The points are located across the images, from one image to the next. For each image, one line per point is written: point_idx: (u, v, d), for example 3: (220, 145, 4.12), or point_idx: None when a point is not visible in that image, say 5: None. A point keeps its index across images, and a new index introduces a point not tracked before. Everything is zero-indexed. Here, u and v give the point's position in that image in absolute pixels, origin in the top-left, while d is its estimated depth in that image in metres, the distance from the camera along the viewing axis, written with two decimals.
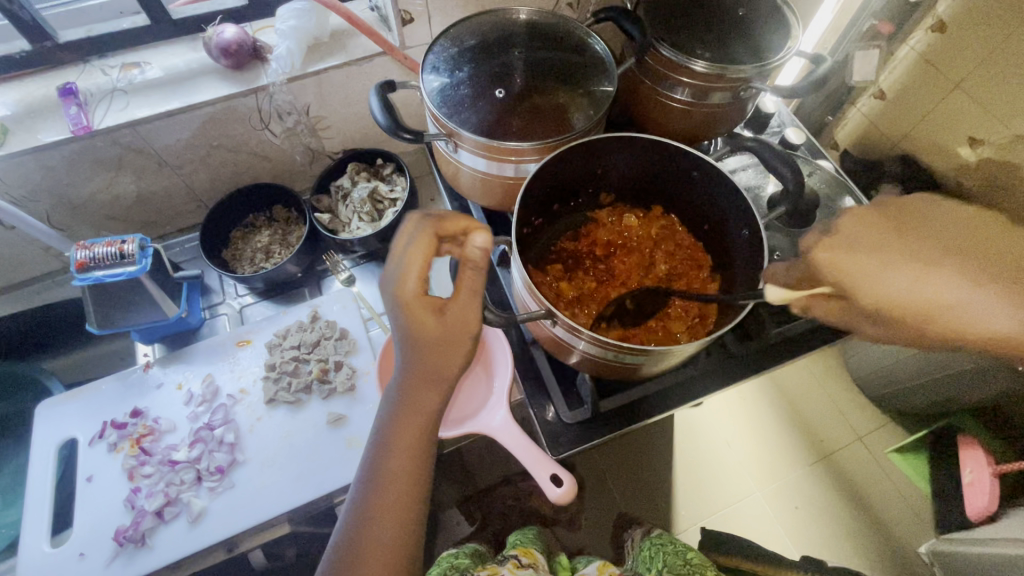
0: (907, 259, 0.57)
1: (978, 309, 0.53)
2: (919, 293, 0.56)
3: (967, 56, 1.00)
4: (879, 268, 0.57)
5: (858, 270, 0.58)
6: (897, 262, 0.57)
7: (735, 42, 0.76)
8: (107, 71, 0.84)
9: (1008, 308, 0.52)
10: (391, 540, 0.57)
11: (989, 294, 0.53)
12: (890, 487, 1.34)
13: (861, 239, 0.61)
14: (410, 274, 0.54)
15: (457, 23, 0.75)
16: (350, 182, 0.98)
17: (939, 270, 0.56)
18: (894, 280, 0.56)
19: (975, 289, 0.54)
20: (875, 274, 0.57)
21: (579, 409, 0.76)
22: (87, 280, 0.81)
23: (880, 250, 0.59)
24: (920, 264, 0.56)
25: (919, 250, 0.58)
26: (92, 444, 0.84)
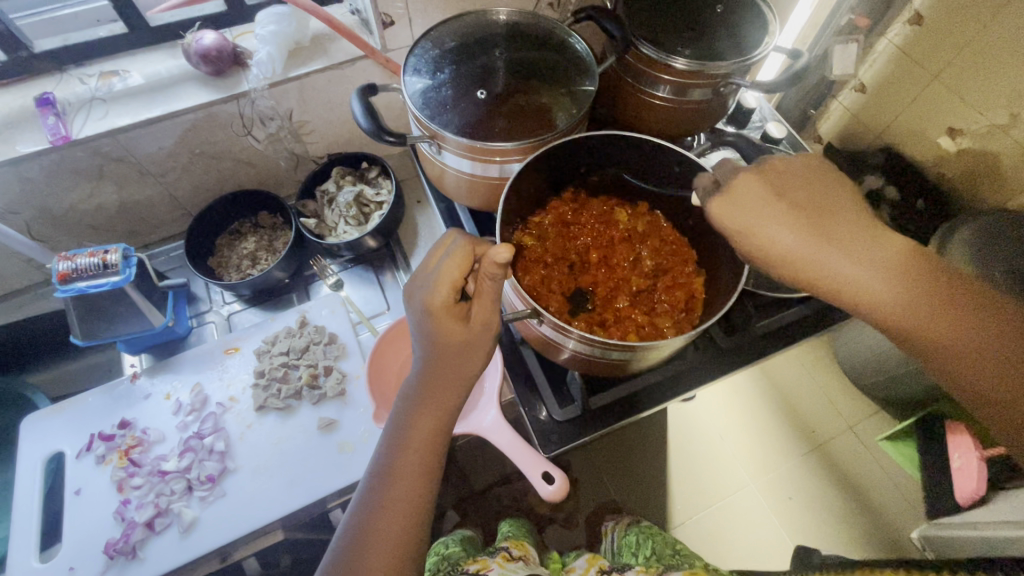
0: (792, 215, 0.54)
1: (843, 270, 0.52)
2: (798, 249, 0.53)
3: (944, 48, 1.02)
4: (759, 217, 0.54)
5: (744, 220, 0.54)
6: (784, 216, 0.53)
7: (714, 38, 0.77)
8: (85, 80, 0.83)
9: (872, 277, 0.52)
10: (392, 548, 0.56)
11: (859, 262, 0.52)
12: (881, 475, 1.36)
13: (755, 192, 0.55)
14: (441, 280, 0.57)
15: (438, 25, 0.76)
16: (335, 186, 0.98)
17: (829, 231, 0.53)
18: (774, 231, 0.53)
19: (848, 257, 0.52)
20: (762, 226, 0.54)
21: (570, 406, 0.77)
22: (69, 291, 0.80)
23: (769, 201, 0.54)
24: (804, 223, 0.53)
25: (808, 210, 0.54)
26: (79, 457, 0.83)
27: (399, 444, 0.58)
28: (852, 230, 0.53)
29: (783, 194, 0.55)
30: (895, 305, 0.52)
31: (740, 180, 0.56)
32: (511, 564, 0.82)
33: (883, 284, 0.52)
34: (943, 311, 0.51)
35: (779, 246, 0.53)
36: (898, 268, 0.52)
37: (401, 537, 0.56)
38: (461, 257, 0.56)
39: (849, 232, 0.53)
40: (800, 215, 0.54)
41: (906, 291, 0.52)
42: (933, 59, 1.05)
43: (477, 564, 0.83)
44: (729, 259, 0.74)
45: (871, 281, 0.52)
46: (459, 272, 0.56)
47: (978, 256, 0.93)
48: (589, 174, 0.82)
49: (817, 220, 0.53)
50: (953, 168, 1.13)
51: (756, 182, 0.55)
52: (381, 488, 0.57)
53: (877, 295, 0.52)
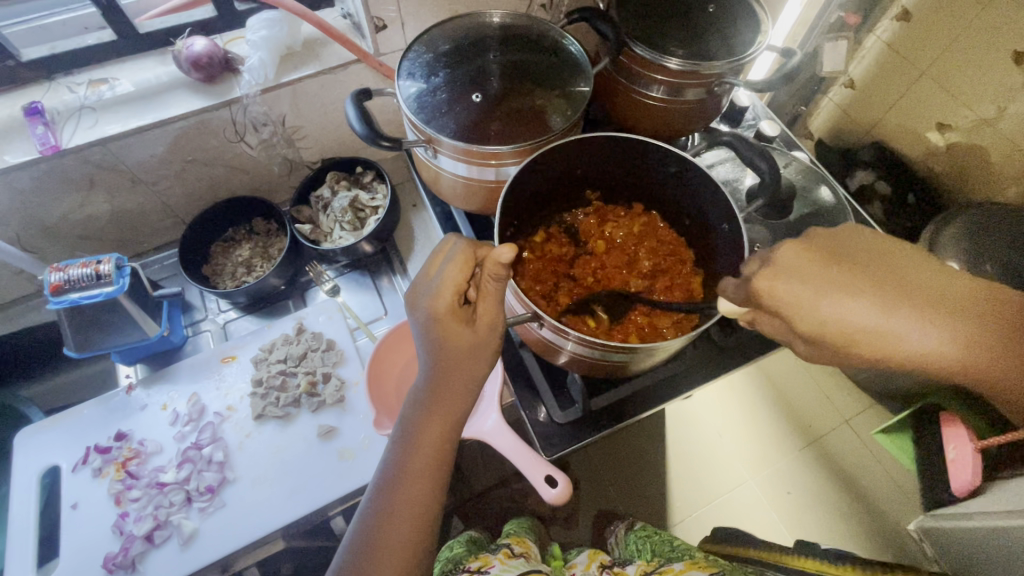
0: (865, 289, 0.48)
1: (923, 342, 0.47)
2: (873, 325, 0.48)
3: (933, 44, 1.03)
4: (820, 294, 0.49)
5: (799, 296, 0.49)
6: (855, 290, 0.48)
7: (708, 38, 0.77)
8: (74, 89, 0.82)
9: (959, 345, 0.47)
10: (404, 549, 0.55)
11: (943, 330, 0.47)
12: (878, 468, 1.37)
13: (802, 259, 0.50)
14: (443, 285, 0.57)
15: (432, 28, 0.75)
16: (330, 192, 0.97)
17: (902, 301, 0.48)
18: (845, 305, 0.48)
19: (933, 326, 0.47)
20: (830, 302, 0.48)
21: (571, 409, 0.77)
22: (62, 302, 0.80)
23: (830, 273, 0.49)
24: (879, 295, 0.48)
25: (874, 276, 0.49)
26: (75, 470, 0.82)
27: (407, 451, 0.58)
28: (923, 289, 0.49)
29: (834, 256, 0.50)
30: (988, 369, 0.48)
31: (785, 251, 0.51)
32: (512, 560, 0.82)
33: (971, 350, 0.47)
34: (1017, 365, 0.49)
35: (849, 322, 0.48)
36: (980, 328, 0.48)
37: (410, 544, 0.55)
38: (461, 261, 0.57)
39: (922, 298, 0.48)
40: (874, 288, 0.48)
41: (997, 353, 0.47)
42: (922, 55, 1.06)
43: (479, 561, 0.83)
44: (727, 258, 0.74)
45: (961, 349, 0.47)
46: (461, 275, 0.57)
47: (972, 251, 0.94)
48: (585, 177, 0.82)
49: (891, 292, 0.48)
50: (941, 163, 1.15)
51: (803, 252, 0.51)
52: (389, 495, 0.57)
53: (966, 362, 0.47)
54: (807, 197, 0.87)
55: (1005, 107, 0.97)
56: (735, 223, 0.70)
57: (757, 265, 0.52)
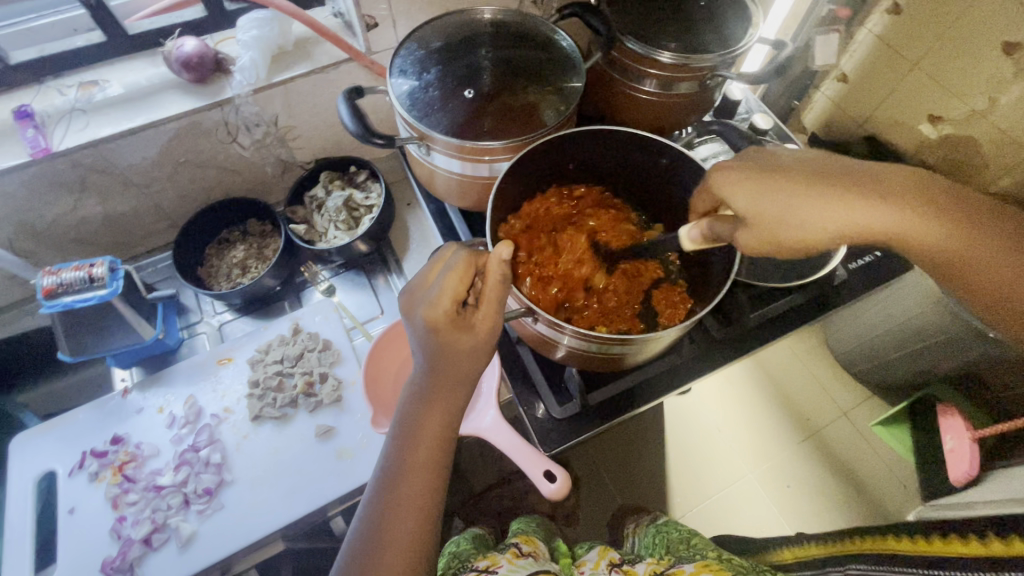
0: (793, 176, 0.56)
1: (870, 215, 0.53)
2: (812, 207, 0.54)
3: (923, 36, 1.03)
4: (758, 190, 0.56)
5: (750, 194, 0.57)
6: (781, 180, 0.56)
7: (700, 32, 0.77)
8: (64, 92, 0.82)
9: (899, 213, 0.53)
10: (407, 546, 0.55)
11: (881, 201, 0.53)
12: (877, 459, 1.37)
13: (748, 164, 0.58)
14: (442, 293, 0.56)
15: (423, 25, 0.75)
16: (324, 191, 0.97)
17: (854, 185, 0.54)
18: (778, 199, 0.55)
19: (871, 199, 0.53)
20: (761, 193, 0.56)
21: (569, 404, 0.76)
22: (56, 307, 0.79)
23: (771, 173, 0.56)
24: (809, 178, 0.55)
25: (826, 170, 0.56)
26: (72, 475, 0.82)
27: (407, 449, 0.58)
28: (864, 175, 0.55)
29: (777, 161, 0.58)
30: (923, 237, 0.52)
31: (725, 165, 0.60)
32: (520, 559, 0.81)
33: (909, 219, 0.52)
34: (964, 232, 0.52)
35: (788, 209, 0.55)
36: (934, 202, 0.53)
37: (417, 543, 0.55)
38: (461, 269, 0.56)
39: (874, 181, 0.54)
40: (802, 175, 0.56)
41: (928, 219, 0.52)
42: (913, 47, 1.06)
43: (487, 561, 0.82)
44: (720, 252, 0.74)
45: (903, 221, 0.52)
46: (462, 284, 0.56)
47: None
48: (577, 171, 0.82)
49: (822, 175, 0.55)
50: (932, 156, 1.15)
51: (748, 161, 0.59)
52: (391, 494, 0.56)
53: (905, 229, 0.53)
54: None
55: (996, 98, 0.98)
56: None
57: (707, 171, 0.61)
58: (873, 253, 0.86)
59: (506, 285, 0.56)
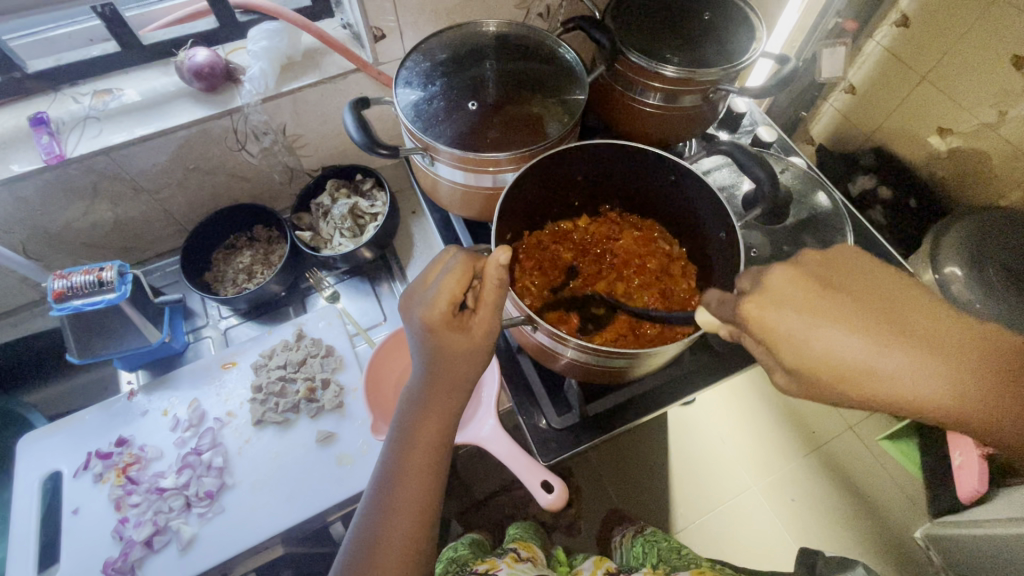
0: (855, 317, 0.40)
1: (937, 388, 0.38)
2: (867, 367, 0.39)
3: (931, 49, 1.08)
4: (810, 329, 0.40)
5: (788, 328, 0.41)
6: (851, 326, 0.40)
7: (704, 45, 0.78)
8: (79, 99, 0.83)
9: (963, 392, 0.38)
10: (402, 548, 0.56)
11: (942, 374, 0.38)
12: (884, 474, 1.35)
13: (796, 290, 0.42)
14: (439, 294, 0.56)
15: (428, 38, 0.77)
16: (330, 199, 0.98)
17: (911, 344, 0.39)
18: (840, 341, 0.39)
19: (932, 366, 0.38)
20: (821, 338, 0.40)
21: (567, 414, 0.77)
22: (65, 309, 0.81)
23: (824, 302, 0.41)
24: (873, 327, 0.39)
25: (889, 314, 0.40)
26: (77, 476, 0.83)
27: (401, 449, 0.58)
28: (933, 332, 0.39)
29: (830, 283, 0.42)
30: (996, 421, 0.39)
31: (776, 274, 0.43)
32: (518, 564, 0.82)
33: (973, 403, 0.39)
34: (1012, 420, 0.39)
35: (843, 360, 0.40)
36: (1015, 378, 0.39)
37: (411, 542, 0.56)
38: (459, 272, 0.56)
39: (937, 346, 0.39)
40: (857, 308, 0.40)
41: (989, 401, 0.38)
42: (922, 61, 1.11)
43: (486, 564, 0.84)
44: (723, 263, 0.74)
45: (966, 398, 0.38)
46: (458, 286, 0.56)
47: (970, 256, 1.00)
48: (587, 183, 0.82)
49: (878, 319, 0.40)
50: (943, 167, 1.20)
51: (797, 279, 0.42)
52: (386, 492, 0.58)
53: (969, 413, 0.39)
54: (803, 201, 0.86)
55: (1006, 111, 1.02)
56: (732, 231, 0.70)
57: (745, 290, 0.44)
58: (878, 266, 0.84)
59: (503, 288, 0.56)
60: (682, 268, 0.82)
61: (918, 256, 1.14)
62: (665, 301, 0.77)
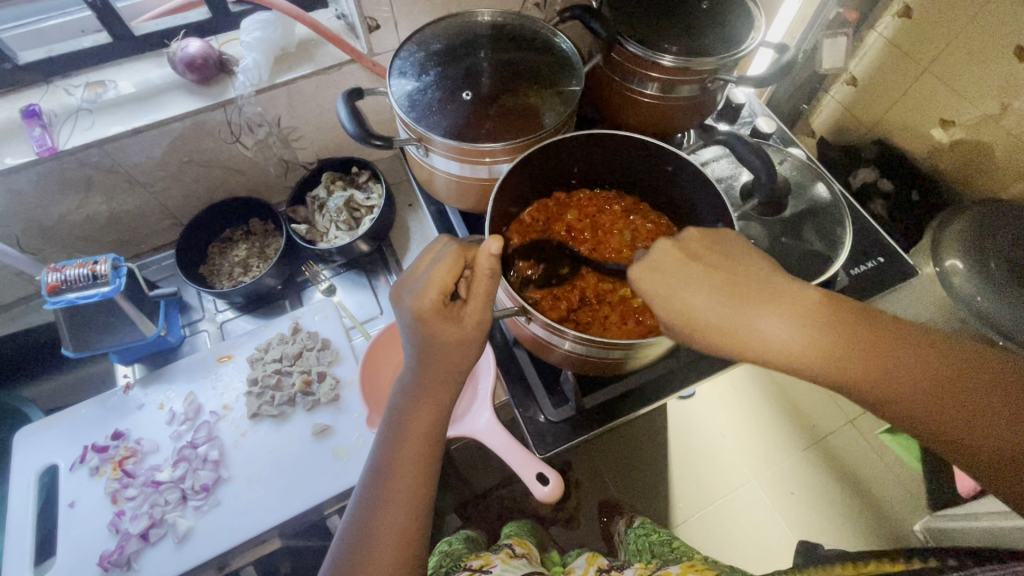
0: (712, 279, 0.53)
1: (777, 338, 0.51)
2: (716, 317, 0.52)
3: (933, 39, 1.07)
4: (673, 289, 0.53)
5: (660, 290, 0.53)
6: (703, 286, 0.53)
7: (702, 34, 0.77)
8: (71, 92, 0.83)
9: (810, 340, 0.51)
10: (395, 540, 0.56)
11: (790, 323, 0.51)
12: (884, 468, 1.35)
13: (672, 255, 0.54)
14: (429, 284, 0.56)
15: (423, 28, 0.76)
16: (325, 192, 0.97)
17: (772, 307, 0.51)
18: (695, 298, 0.52)
19: (779, 316, 0.51)
20: (685, 296, 0.52)
21: (564, 406, 0.77)
22: (59, 302, 0.80)
23: (688, 270, 0.53)
24: (719, 285, 0.52)
25: (742, 286, 0.53)
26: (73, 469, 0.83)
27: (395, 441, 0.58)
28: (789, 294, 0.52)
29: (699, 257, 0.54)
30: (829, 365, 0.50)
31: (659, 247, 0.55)
32: (512, 560, 0.82)
33: (817, 345, 0.50)
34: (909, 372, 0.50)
35: (698, 312, 0.52)
36: (835, 328, 0.51)
37: (405, 533, 0.56)
38: (450, 262, 0.56)
39: (789, 299, 0.52)
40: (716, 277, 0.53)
41: (840, 345, 0.50)
42: (923, 52, 1.10)
43: (480, 561, 0.84)
44: None
45: (800, 343, 0.50)
46: (450, 277, 0.56)
47: (972, 249, 1.00)
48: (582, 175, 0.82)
49: (736, 287, 0.52)
50: (945, 159, 1.19)
51: (673, 250, 0.54)
52: (380, 483, 0.58)
53: (810, 357, 0.51)
54: (801, 194, 0.85)
55: (1008, 103, 1.01)
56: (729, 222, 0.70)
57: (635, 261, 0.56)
58: (876, 258, 0.84)
59: (495, 277, 0.55)
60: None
61: (918, 248, 1.13)
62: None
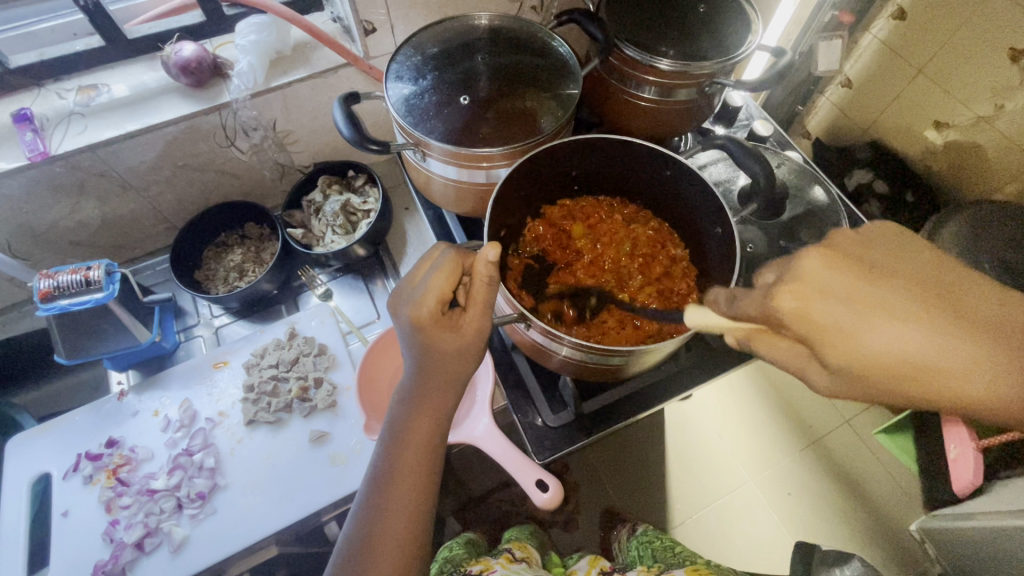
0: (910, 310, 0.40)
1: (977, 379, 0.39)
2: (914, 361, 0.39)
3: (929, 42, 1.07)
4: (856, 323, 0.40)
5: (839, 321, 0.40)
6: (896, 318, 0.40)
7: (700, 38, 0.77)
8: (63, 95, 0.82)
9: (1020, 394, 0.39)
10: (395, 550, 0.55)
11: (1008, 377, 0.39)
12: (880, 469, 1.36)
13: (840, 274, 0.41)
14: (428, 291, 0.55)
15: (419, 31, 0.75)
16: (322, 196, 0.97)
17: (988, 341, 0.39)
18: (885, 338, 0.40)
19: (991, 371, 0.39)
20: (874, 335, 0.40)
21: (563, 412, 0.76)
22: (52, 309, 0.79)
23: (874, 289, 0.41)
24: (923, 320, 0.40)
25: (943, 303, 0.40)
26: (66, 477, 0.82)
27: (394, 451, 0.58)
28: (1004, 327, 0.40)
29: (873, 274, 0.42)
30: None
31: (814, 262, 0.42)
32: (514, 564, 0.82)
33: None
34: None
35: (886, 357, 0.40)
36: None
37: (404, 544, 0.56)
38: (449, 269, 0.55)
39: (1008, 342, 0.39)
40: (913, 290, 0.41)
41: None
42: (918, 54, 1.10)
43: (481, 565, 0.83)
44: (720, 258, 0.73)
45: (1005, 393, 0.39)
46: (448, 284, 0.55)
47: (968, 250, 1.00)
48: (580, 179, 0.82)
49: (937, 309, 0.40)
50: (940, 161, 1.19)
51: (837, 265, 0.42)
52: (380, 492, 0.57)
53: (1022, 412, 0.40)
54: (799, 197, 0.85)
55: (1002, 104, 1.02)
56: (728, 227, 0.69)
57: (777, 281, 0.43)
58: None
59: (493, 284, 0.55)
60: (682, 271, 0.80)
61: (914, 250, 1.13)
62: (662, 299, 0.76)
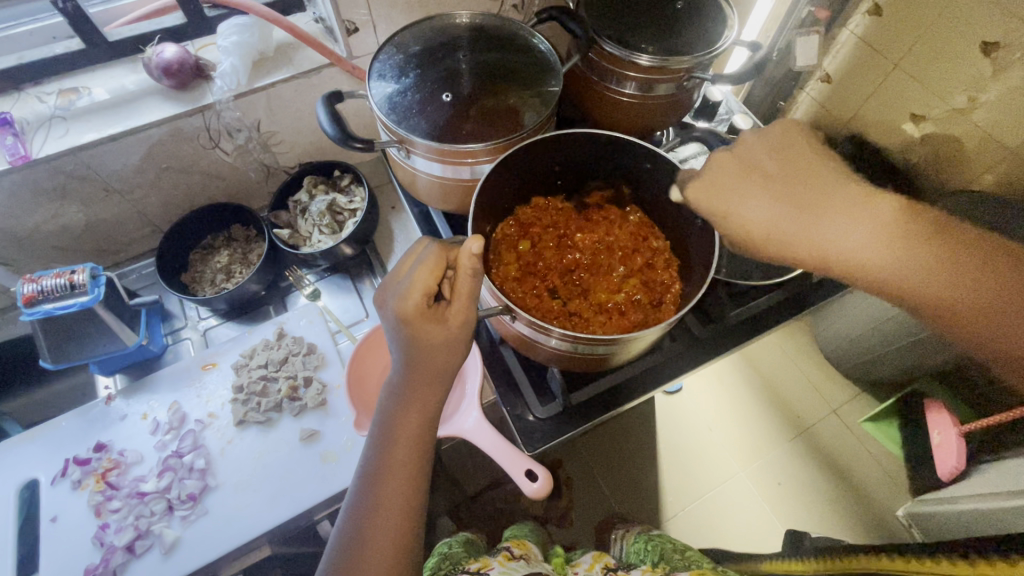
0: (770, 192, 0.60)
1: (837, 235, 0.57)
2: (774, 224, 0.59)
3: (903, 39, 1.07)
4: (734, 200, 0.61)
5: (718, 203, 0.62)
6: (759, 193, 0.61)
7: (677, 35, 0.78)
8: (44, 99, 0.82)
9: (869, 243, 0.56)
10: (389, 540, 0.56)
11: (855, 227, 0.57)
12: (867, 456, 1.38)
13: (729, 169, 0.63)
14: (413, 286, 0.56)
15: (401, 30, 0.76)
16: (307, 196, 0.97)
17: (832, 208, 0.58)
18: (748, 209, 0.60)
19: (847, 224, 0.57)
20: (734, 202, 0.61)
21: (551, 404, 0.77)
22: (36, 314, 0.79)
23: (747, 181, 0.62)
24: (781, 197, 0.60)
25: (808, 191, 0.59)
26: (55, 483, 0.82)
27: (385, 444, 0.58)
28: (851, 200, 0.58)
29: (755, 169, 0.62)
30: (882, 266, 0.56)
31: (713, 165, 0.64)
32: (511, 562, 0.83)
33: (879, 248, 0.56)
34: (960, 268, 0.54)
35: (753, 222, 0.60)
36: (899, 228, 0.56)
37: (398, 534, 0.57)
38: (432, 263, 0.56)
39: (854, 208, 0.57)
40: (768, 185, 0.61)
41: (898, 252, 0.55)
42: (894, 49, 1.10)
43: (479, 563, 0.84)
44: (701, 249, 0.75)
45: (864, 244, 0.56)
46: (432, 277, 0.56)
47: None
48: (561, 173, 0.82)
49: (797, 189, 0.59)
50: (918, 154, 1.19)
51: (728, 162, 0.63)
52: (371, 485, 0.58)
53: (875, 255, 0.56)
54: None
55: (976, 96, 1.01)
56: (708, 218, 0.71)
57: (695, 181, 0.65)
58: None
59: (477, 276, 0.56)
60: (666, 261, 0.80)
61: None
62: (647, 291, 0.77)
